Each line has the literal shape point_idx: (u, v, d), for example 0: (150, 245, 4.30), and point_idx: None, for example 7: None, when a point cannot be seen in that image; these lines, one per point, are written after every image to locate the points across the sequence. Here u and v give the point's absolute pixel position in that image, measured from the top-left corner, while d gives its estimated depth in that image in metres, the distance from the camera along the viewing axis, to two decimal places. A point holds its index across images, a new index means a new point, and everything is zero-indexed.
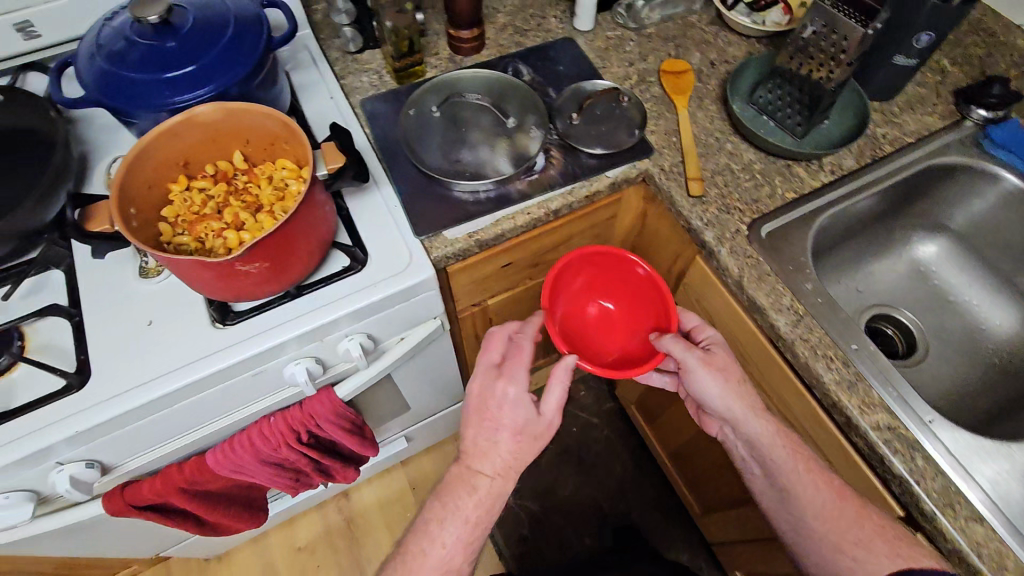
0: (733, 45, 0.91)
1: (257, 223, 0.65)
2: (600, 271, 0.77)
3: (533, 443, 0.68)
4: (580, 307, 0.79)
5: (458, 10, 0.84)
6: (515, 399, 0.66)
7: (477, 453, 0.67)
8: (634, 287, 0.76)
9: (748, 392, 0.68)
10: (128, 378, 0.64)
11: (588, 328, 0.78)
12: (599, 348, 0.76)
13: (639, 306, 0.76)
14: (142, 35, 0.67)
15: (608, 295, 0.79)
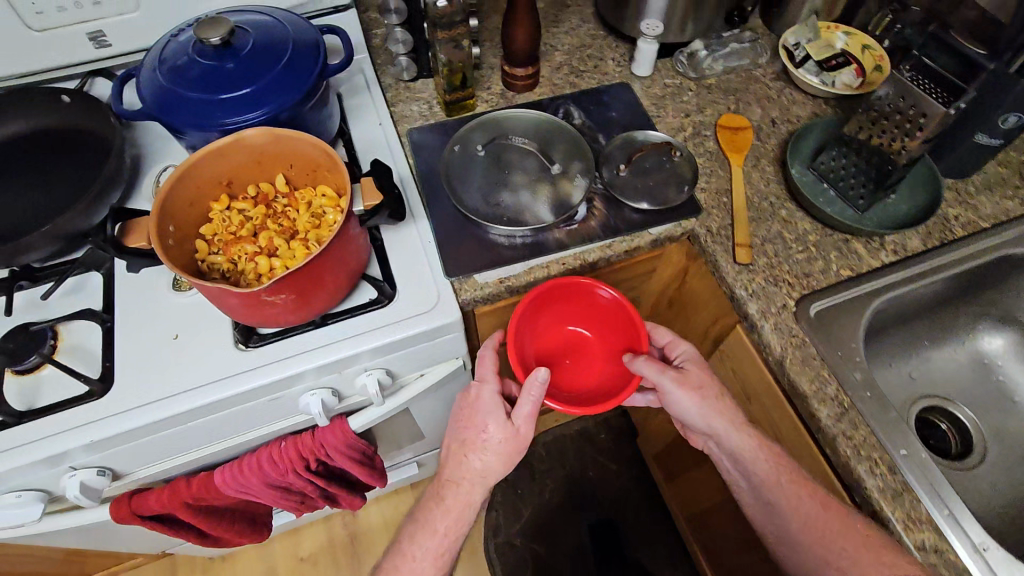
0: (797, 104, 0.87)
1: (290, 250, 0.65)
2: (567, 299, 0.72)
3: (514, 448, 0.68)
4: (551, 336, 0.74)
5: (515, 49, 0.83)
6: (489, 407, 0.68)
7: (454, 461, 0.70)
8: (606, 311, 0.72)
9: (727, 410, 0.66)
10: (148, 391, 0.64)
11: (561, 355, 0.74)
12: (576, 377, 0.72)
13: (615, 329, 0.72)
14: (204, 55, 0.68)
15: (580, 319, 0.74)
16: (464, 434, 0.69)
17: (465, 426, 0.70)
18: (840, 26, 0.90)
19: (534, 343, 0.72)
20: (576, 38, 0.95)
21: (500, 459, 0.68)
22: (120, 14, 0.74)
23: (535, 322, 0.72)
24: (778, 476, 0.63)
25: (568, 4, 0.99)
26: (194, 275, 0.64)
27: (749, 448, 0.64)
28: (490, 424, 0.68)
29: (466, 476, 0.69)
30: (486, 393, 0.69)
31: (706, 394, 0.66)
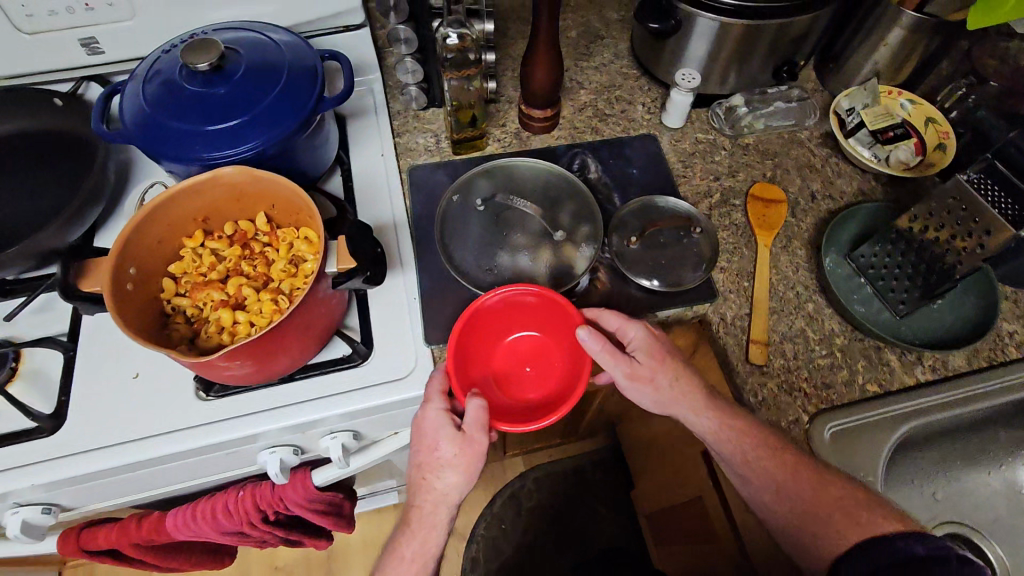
0: (842, 177, 0.78)
1: (258, 302, 0.60)
2: (508, 308, 0.66)
3: (469, 465, 0.60)
4: (504, 348, 0.68)
5: (533, 90, 0.75)
6: (438, 428, 0.59)
7: (416, 482, 0.62)
8: (550, 310, 0.65)
9: (683, 385, 0.62)
10: (98, 434, 0.61)
11: (519, 363, 0.68)
12: (538, 386, 0.66)
13: (563, 327, 0.65)
14: (191, 80, 0.63)
15: (527, 322, 0.68)
16: (418, 456, 0.61)
17: (417, 447, 0.61)
18: (902, 93, 0.80)
19: (484, 361, 0.67)
20: (606, 76, 0.87)
21: (461, 475, 0.61)
22: (114, 22, 0.69)
23: (479, 337, 0.66)
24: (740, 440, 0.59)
25: (602, 36, 0.91)
26: (156, 319, 0.60)
27: (706, 414, 0.60)
28: (442, 443, 0.59)
29: (429, 497, 0.61)
30: (433, 414, 0.60)
31: (661, 380, 0.61)
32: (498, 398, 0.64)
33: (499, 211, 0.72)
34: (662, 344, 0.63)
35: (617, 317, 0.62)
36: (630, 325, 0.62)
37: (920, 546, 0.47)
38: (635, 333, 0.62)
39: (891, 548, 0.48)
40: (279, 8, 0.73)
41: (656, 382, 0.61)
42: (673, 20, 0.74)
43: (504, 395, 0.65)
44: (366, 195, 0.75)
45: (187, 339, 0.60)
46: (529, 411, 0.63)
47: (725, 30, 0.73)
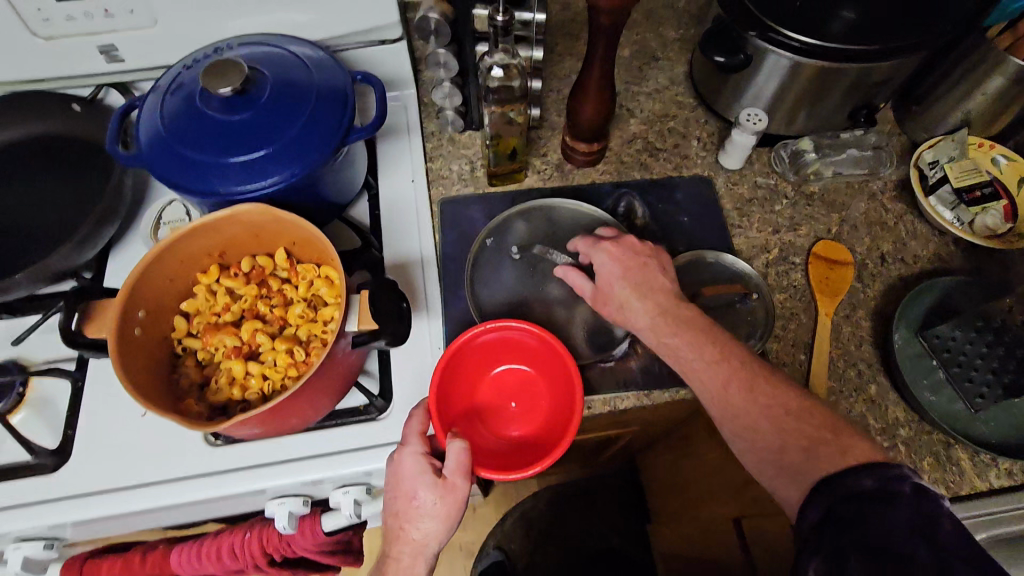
0: (917, 239, 0.71)
1: (273, 351, 0.56)
2: (487, 342, 0.61)
3: (447, 514, 0.53)
4: (485, 382, 0.63)
5: (580, 124, 0.69)
6: (415, 476, 0.54)
7: (391, 532, 0.55)
8: (535, 345, 0.61)
9: (634, 296, 0.58)
10: (101, 476, 0.58)
11: (503, 398, 0.63)
12: (523, 423, 0.61)
13: (551, 362, 0.61)
14: (211, 105, 0.58)
15: (510, 356, 0.63)
16: (394, 504, 0.54)
17: (394, 493, 0.54)
18: (995, 146, 0.71)
19: (465, 396, 0.62)
20: (660, 104, 0.80)
21: (440, 525, 0.54)
22: (134, 29, 0.64)
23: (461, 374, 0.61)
24: (687, 346, 0.55)
25: (657, 57, 0.83)
26: (165, 362, 0.56)
27: (654, 326, 0.57)
28: (420, 492, 0.53)
29: (406, 549, 0.54)
30: (409, 459, 0.54)
31: (613, 300, 0.59)
32: (483, 439, 0.60)
33: (534, 260, 0.68)
34: (629, 261, 0.60)
35: (587, 242, 0.63)
36: (596, 249, 0.61)
37: (869, 478, 0.43)
38: (597, 256, 0.61)
39: (841, 485, 0.44)
40: (311, 21, 0.68)
41: (608, 300, 0.60)
42: (742, 54, 0.67)
43: (490, 433, 0.61)
44: (394, 227, 0.70)
45: (197, 386, 0.57)
46: (517, 452, 0.59)
47: (798, 69, 0.65)
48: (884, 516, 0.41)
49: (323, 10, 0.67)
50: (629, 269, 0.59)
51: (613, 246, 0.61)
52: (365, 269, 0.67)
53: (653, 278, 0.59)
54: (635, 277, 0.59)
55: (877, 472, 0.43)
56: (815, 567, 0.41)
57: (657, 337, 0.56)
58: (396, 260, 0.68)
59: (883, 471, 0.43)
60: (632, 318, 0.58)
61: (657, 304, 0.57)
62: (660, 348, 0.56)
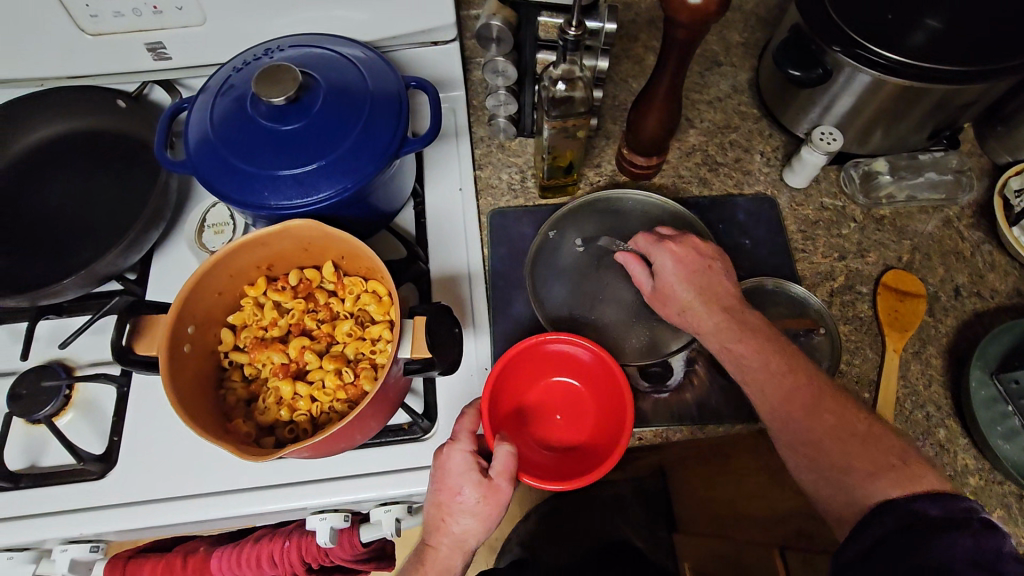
0: (995, 271, 0.66)
1: (320, 371, 0.55)
2: (540, 352, 0.59)
3: (489, 513, 0.52)
4: (533, 393, 0.61)
5: (641, 138, 0.65)
6: (460, 473, 0.52)
7: (431, 521, 0.53)
8: (589, 361, 0.58)
9: (698, 300, 0.56)
10: (148, 486, 0.58)
11: (549, 410, 0.61)
12: (567, 437, 0.59)
13: (603, 378, 0.58)
14: (263, 113, 0.56)
15: (560, 368, 0.60)
16: (437, 496, 0.52)
17: (437, 486, 0.53)
18: None
19: (511, 404, 0.60)
20: (721, 114, 0.76)
21: (481, 523, 0.52)
22: (183, 26, 0.62)
23: (510, 381, 0.59)
24: (754, 356, 0.52)
25: (720, 62, 0.79)
26: (212, 378, 0.55)
27: (718, 331, 0.55)
28: (465, 488, 0.51)
29: (444, 541, 0.53)
30: (456, 456, 0.52)
31: (675, 303, 0.57)
32: (526, 449, 0.57)
33: (598, 256, 0.66)
34: (693, 262, 0.57)
35: (647, 237, 0.60)
36: (657, 246, 0.59)
37: (935, 507, 0.40)
38: (658, 256, 0.58)
39: (902, 512, 0.41)
40: (362, 21, 0.65)
41: (669, 302, 0.57)
42: (820, 69, 0.62)
43: (533, 443, 0.59)
44: (441, 238, 0.68)
45: (244, 403, 0.56)
46: (557, 462, 0.56)
47: (879, 86, 0.60)
48: (941, 543, 0.37)
49: (377, 11, 0.64)
50: (693, 270, 0.57)
51: (677, 246, 0.58)
52: (410, 281, 0.65)
53: (717, 282, 0.56)
54: (700, 281, 0.56)
55: (942, 503, 0.40)
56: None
57: (720, 342, 0.54)
58: (443, 272, 0.66)
59: (952, 502, 0.39)
60: (694, 324, 0.56)
61: (722, 308, 0.55)
62: (723, 354, 0.54)
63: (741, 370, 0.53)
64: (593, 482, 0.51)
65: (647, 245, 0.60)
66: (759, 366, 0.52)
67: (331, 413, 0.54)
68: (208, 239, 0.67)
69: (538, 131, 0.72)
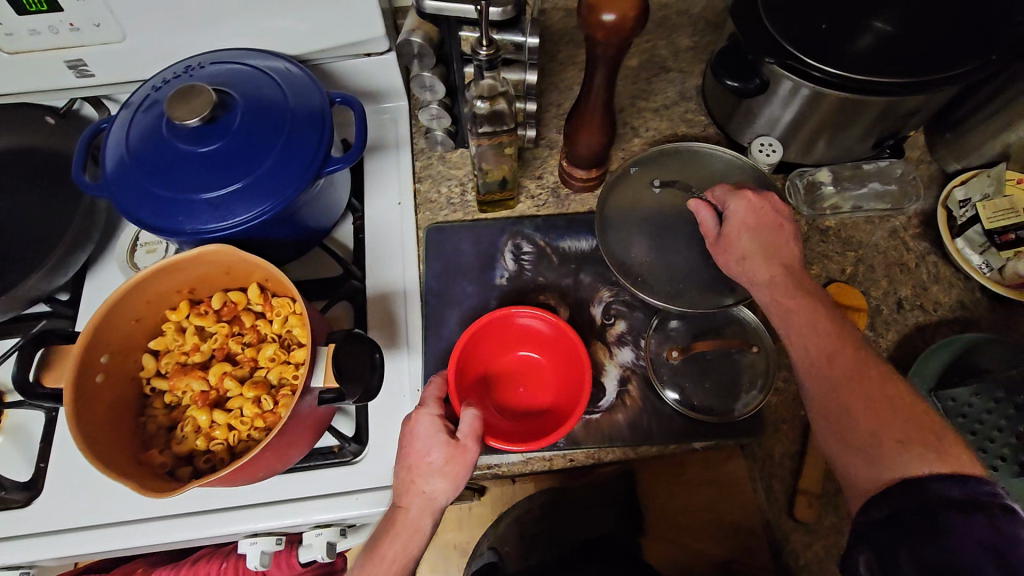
0: (939, 283, 0.65)
1: (239, 398, 0.54)
2: (507, 326, 0.61)
3: (457, 473, 0.51)
4: (498, 364, 0.63)
5: (579, 151, 0.64)
6: (427, 435, 0.51)
7: (400, 483, 0.52)
8: (549, 334, 0.60)
9: (759, 251, 0.56)
10: (73, 514, 0.57)
11: (513, 381, 0.62)
12: (527, 407, 0.60)
13: (562, 348, 0.60)
14: (178, 134, 0.54)
15: (525, 343, 0.63)
16: (405, 459, 0.52)
17: (405, 450, 0.52)
18: None
19: (477, 372, 0.61)
20: (667, 122, 0.75)
21: (450, 483, 0.51)
22: (103, 43, 0.60)
23: (478, 350, 0.61)
24: (803, 312, 0.53)
25: (668, 67, 0.78)
26: (133, 405, 0.54)
27: (773, 283, 0.55)
28: (433, 449, 0.51)
29: (414, 502, 0.51)
30: (424, 420, 0.52)
31: (736, 250, 0.57)
32: (489, 416, 0.58)
33: (668, 202, 0.66)
34: (765, 215, 0.57)
35: (727, 189, 0.60)
36: (734, 196, 0.59)
37: (956, 489, 0.39)
38: (734, 204, 0.58)
39: (920, 492, 0.40)
40: (289, 35, 0.63)
41: (729, 248, 0.58)
42: (758, 79, 0.60)
43: (495, 410, 0.60)
44: (376, 256, 0.67)
45: (165, 430, 0.55)
46: (522, 431, 0.57)
47: (819, 98, 0.58)
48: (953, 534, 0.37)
49: (305, 24, 0.62)
50: (763, 223, 0.57)
51: (755, 197, 0.58)
52: (345, 298, 0.65)
53: (783, 241, 0.57)
54: (764, 235, 0.57)
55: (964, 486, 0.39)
56: (864, 560, 0.41)
57: (774, 294, 0.55)
58: (377, 291, 0.65)
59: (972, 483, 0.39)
60: (752, 271, 0.56)
61: (782, 264, 0.56)
62: (774, 302, 0.55)
63: (794, 327, 0.52)
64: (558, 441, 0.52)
65: (724, 195, 0.60)
66: (804, 321, 0.52)
67: (250, 442, 0.53)
68: (140, 259, 0.66)
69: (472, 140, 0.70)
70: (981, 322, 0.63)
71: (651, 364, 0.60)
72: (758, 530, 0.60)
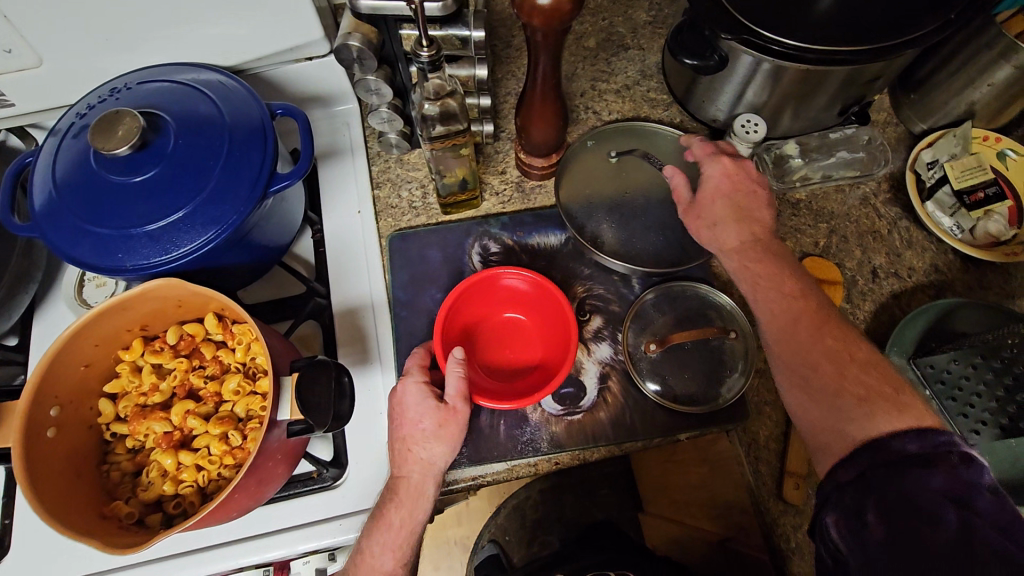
0: (912, 249, 0.65)
1: (204, 437, 0.51)
2: (489, 290, 0.59)
3: (452, 433, 0.50)
4: (483, 329, 0.61)
5: (532, 139, 0.62)
6: (416, 403, 0.50)
7: (396, 453, 0.51)
8: (533, 295, 0.59)
9: (732, 215, 0.55)
10: (44, 570, 0.55)
11: (498, 345, 0.60)
12: (516, 368, 0.59)
13: (548, 309, 0.59)
14: (109, 164, 0.51)
15: (509, 306, 0.61)
16: (398, 429, 0.51)
17: (397, 421, 0.51)
18: (1002, 139, 0.64)
19: (463, 335, 0.59)
20: (629, 103, 0.73)
21: (445, 444, 0.50)
22: (18, 70, 0.56)
23: (461, 317, 0.59)
24: (771, 280, 0.52)
25: (627, 46, 0.75)
26: (93, 455, 0.52)
27: (743, 250, 0.54)
28: (424, 415, 0.50)
29: (413, 470, 0.50)
30: (411, 388, 0.51)
31: (707, 215, 0.57)
32: (478, 379, 0.57)
33: (628, 172, 0.67)
34: (741, 180, 0.57)
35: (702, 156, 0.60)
36: (711, 160, 0.58)
37: (914, 442, 0.39)
38: (708, 166, 0.58)
39: (883, 452, 0.40)
40: (223, 45, 0.60)
41: (701, 213, 0.57)
42: (716, 55, 0.58)
43: (483, 373, 0.58)
44: (338, 268, 0.64)
45: (131, 475, 0.53)
46: (512, 392, 0.56)
47: (780, 72, 0.57)
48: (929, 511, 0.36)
49: (238, 32, 0.59)
50: (738, 189, 0.56)
51: (731, 161, 0.57)
52: (311, 318, 0.62)
53: (757, 208, 0.56)
54: (737, 202, 0.56)
55: (924, 438, 0.39)
56: (834, 522, 0.39)
57: (740, 265, 0.54)
58: (344, 304, 0.63)
59: (931, 435, 0.39)
60: (719, 240, 0.56)
61: (753, 236, 0.55)
62: (741, 274, 0.54)
63: (768, 300, 0.51)
64: (551, 394, 0.51)
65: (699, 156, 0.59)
66: (766, 293, 0.51)
67: (221, 480, 0.51)
68: (89, 294, 0.63)
69: (418, 136, 0.66)
70: (954, 286, 0.63)
71: (630, 359, 0.59)
72: (750, 510, 0.58)
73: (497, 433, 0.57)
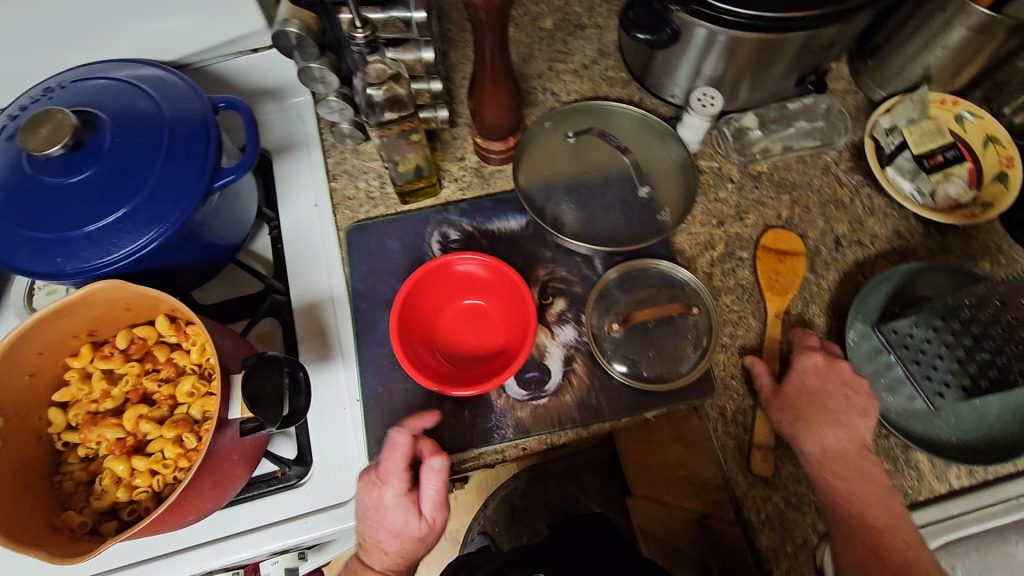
0: (875, 216, 0.64)
1: (157, 441, 0.50)
2: (445, 277, 0.59)
3: (428, 541, 0.51)
4: (444, 318, 0.60)
5: (486, 123, 0.60)
6: (398, 518, 0.49)
7: (367, 548, 0.51)
8: (490, 279, 0.58)
9: (818, 415, 0.52)
10: None
11: (460, 332, 0.60)
12: (480, 353, 0.58)
13: (505, 291, 0.58)
14: (42, 166, 0.49)
15: (468, 292, 0.60)
16: (373, 533, 0.50)
17: (372, 523, 0.50)
18: (959, 102, 0.64)
19: (424, 326, 0.59)
20: (588, 82, 0.71)
21: (420, 549, 0.51)
22: None
23: (418, 307, 0.58)
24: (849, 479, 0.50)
25: (584, 25, 0.74)
26: (43, 467, 0.51)
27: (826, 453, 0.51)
28: (405, 529, 0.50)
29: (383, 563, 0.51)
30: (393, 500, 0.49)
31: (790, 409, 0.53)
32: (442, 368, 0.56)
33: (587, 152, 0.66)
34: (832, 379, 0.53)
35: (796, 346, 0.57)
36: (801, 353, 0.56)
37: None
38: (798, 360, 0.55)
39: None
40: (160, 37, 0.58)
41: (785, 410, 0.53)
42: (669, 28, 0.57)
43: (447, 362, 0.57)
44: (296, 262, 0.63)
45: (85, 485, 0.51)
46: (477, 378, 0.56)
47: (734, 44, 0.56)
48: None
49: (175, 24, 0.57)
50: (828, 388, 0.53)
51: (823, 359, 0.54)
52: (269, 315, 0.61)
53: (852, 415, 0.52)
54: (821, 401, 0.52)
55: None
56: None
57: (827, 465, 0.51)
58: (303, 300, 0.61)
59: None
60: (811, 441, 0.51)
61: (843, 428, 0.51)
62: (841, 473, 0.50)
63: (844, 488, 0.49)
64: (513, 374, 0.50)
65: (794, 344, 0.57)
66: (849, 460, 0.51)
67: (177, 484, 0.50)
68: (39, 302, 0.61)
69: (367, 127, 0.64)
70: (917, 251, 0.63)
71: (594, 340, 0.58)
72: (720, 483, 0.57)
73: (462, 422, 0.56)
